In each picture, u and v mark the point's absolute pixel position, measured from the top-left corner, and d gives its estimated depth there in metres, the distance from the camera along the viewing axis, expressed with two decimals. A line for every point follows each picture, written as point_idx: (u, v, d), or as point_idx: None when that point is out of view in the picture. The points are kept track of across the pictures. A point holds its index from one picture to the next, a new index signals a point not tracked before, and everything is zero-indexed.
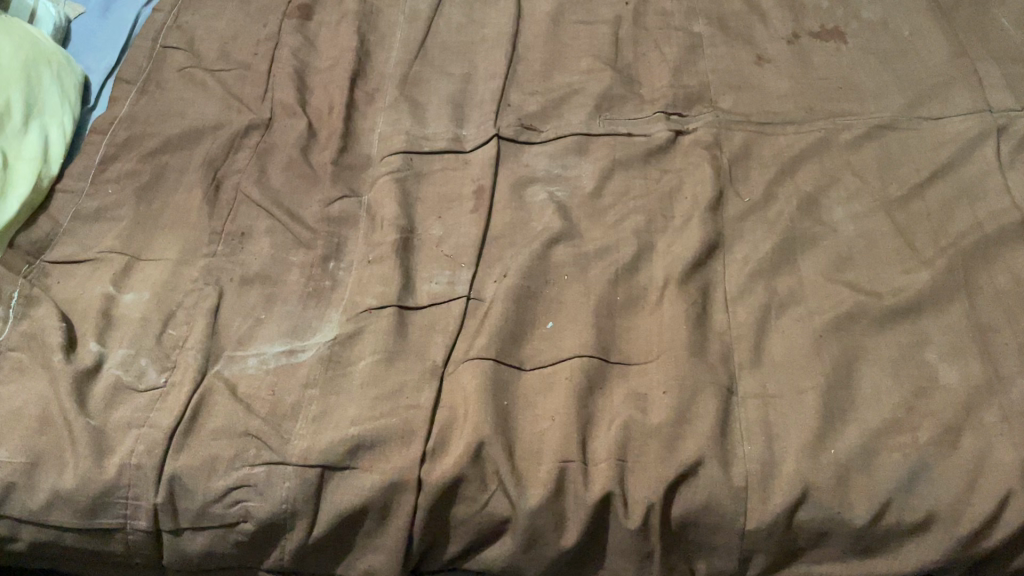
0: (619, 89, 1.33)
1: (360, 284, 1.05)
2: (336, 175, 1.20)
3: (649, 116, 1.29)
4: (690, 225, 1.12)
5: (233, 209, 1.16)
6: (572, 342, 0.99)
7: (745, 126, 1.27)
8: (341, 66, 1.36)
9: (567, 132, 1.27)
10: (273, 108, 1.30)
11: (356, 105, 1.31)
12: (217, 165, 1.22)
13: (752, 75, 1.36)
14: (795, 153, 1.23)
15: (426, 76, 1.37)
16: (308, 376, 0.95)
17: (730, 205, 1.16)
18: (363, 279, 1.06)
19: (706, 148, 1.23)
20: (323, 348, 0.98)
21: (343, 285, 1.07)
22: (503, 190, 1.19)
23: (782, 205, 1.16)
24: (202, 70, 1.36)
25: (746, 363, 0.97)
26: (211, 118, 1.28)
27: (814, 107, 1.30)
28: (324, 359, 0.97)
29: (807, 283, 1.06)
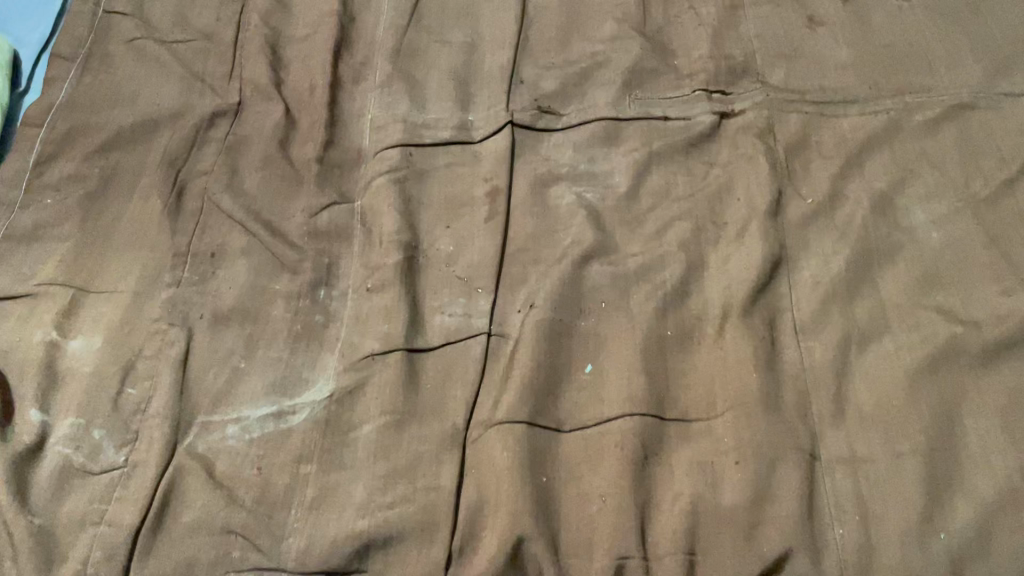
0: (650, 61, 1.13)
1: (358, 322, 0.88)
2: (322, 176, 1.01)
3: (688, 94, 1.10)
4: (747, 238, 0.95)
5: (200, 222, 0.97)
6: (618, 393, 0.82)
7: (801, 107, 1.08)
8: (321, 35, 1.15)
9: (592, 117, 1.08)
10: (242, 90, 1.09)
11: (341, 85, 1.11)
12: (179, 164, 1.02)
13: (803, 41, 1.16)
14: (861, 140, 1.05)
15: (423, 46, 1.16)
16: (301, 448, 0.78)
17: (791, 209, 0.98)
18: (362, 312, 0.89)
19: (757, 136, 1.05)
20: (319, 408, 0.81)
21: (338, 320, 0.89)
22: (522, 192, 1.01)
23: (852, 207, 0.98)
24: (155, 42, 1.14)
25: (827, 417, 0.82)
26: (169, 104, 1.08)
27: (878, 82, 1.11)
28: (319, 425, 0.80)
29: (891, 309, 0.89)
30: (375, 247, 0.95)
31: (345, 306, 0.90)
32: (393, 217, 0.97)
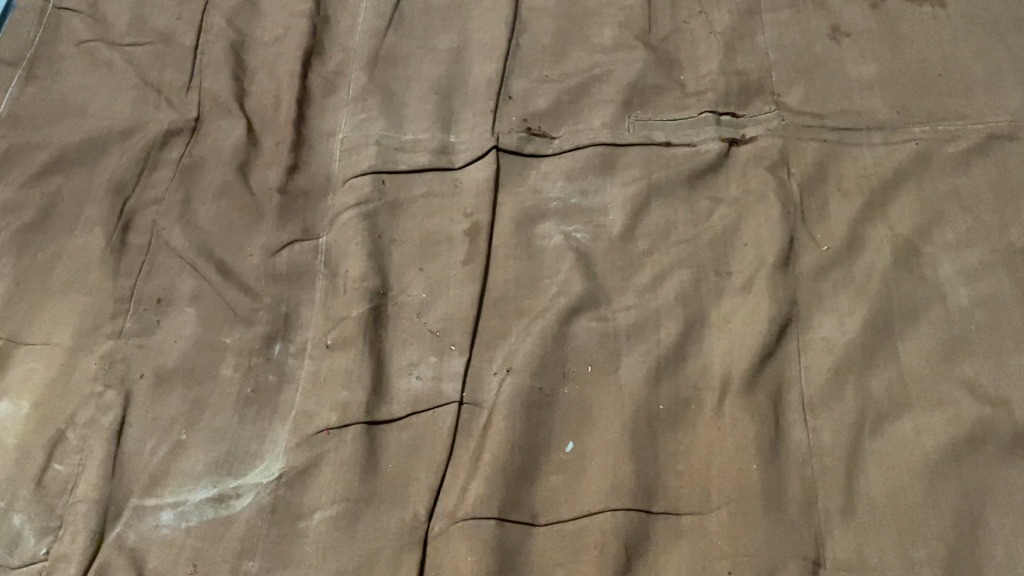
0: (654, 77, 1.02)
1: (316, 386, 0.79)
2: (284, 208, 0.91)
3: (693, 117, 1.00)
4: (754, 292, 0.85)
5: (148, 261, 0.87)
6: (601, 481, 0.74)
7: (820, 134, 0.97)
8: (291, 40, 1.04)
9: (587, 143, 0.97)
10: (201, 102, 0.99)
11: (310, 99, 1.00)
12: (127, 191, 0.92)
13: (825, 56, 1.04)
14: (885, 176, 0.94)
15: (403, 53, 1.05)
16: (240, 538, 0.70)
17: (804, 257, 0.88)
18: (320, 372, 0.80)
19: (769, 169, 0.94)
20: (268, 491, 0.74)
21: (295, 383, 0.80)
22: (505, 230, 0.91)
23: (873, 256, 0.88)
24: (108, 45, 1.03)
25: (835, 512, 0.73)
26: (120, 119, 0.97)
27: (907, 105, 0.99)
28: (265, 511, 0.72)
29: (911, 381, 0.80)
30: (340, 295, 0.85)
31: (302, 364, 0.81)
32: (361, 259, 0.87)
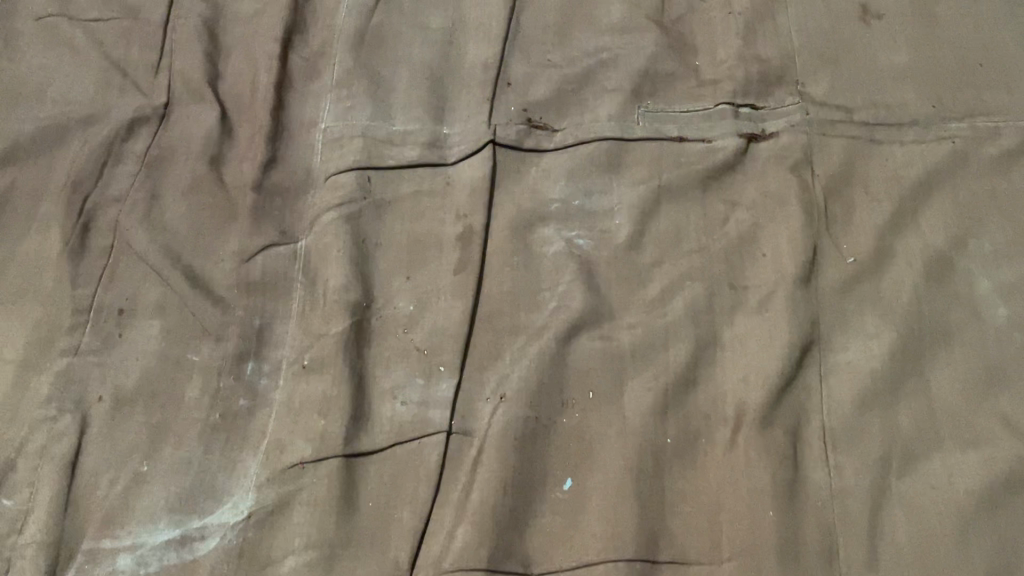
0: (666, 63, 0.94)
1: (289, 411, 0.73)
2: (261, 208, 0.84)
3: (710, 108, 0.91)
4: (772, 312, 0.78)
5: (109, 266, 0.80)
6: (601, 525, 0.68)
7: (847, 129, 0.89)
8: (269, 15, 0.95)
9: (592, 137, 0.89)
10: (171, 85, 0.90)
11: (290, 83, 0.92)
12: (88, 186, 0.83)
13: (855, 40, 0.95)
14: (918, 178, 0.86)
15: (393, 31, 0.95)
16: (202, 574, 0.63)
17: (827, 271, 0.80)
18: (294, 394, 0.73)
19: (790, 170, 0.86)
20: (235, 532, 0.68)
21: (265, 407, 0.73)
22: (501, 234, 0.83)
23: (902, 269, 0.80)
24: (70, 21, 0.93)
25: (857, 565, 0.67)
26: (82, 105, 0.88)
27: (942, 99, 0.91)
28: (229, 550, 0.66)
29: (943, 413, 0.73)
30: (319, 308, 0.78)
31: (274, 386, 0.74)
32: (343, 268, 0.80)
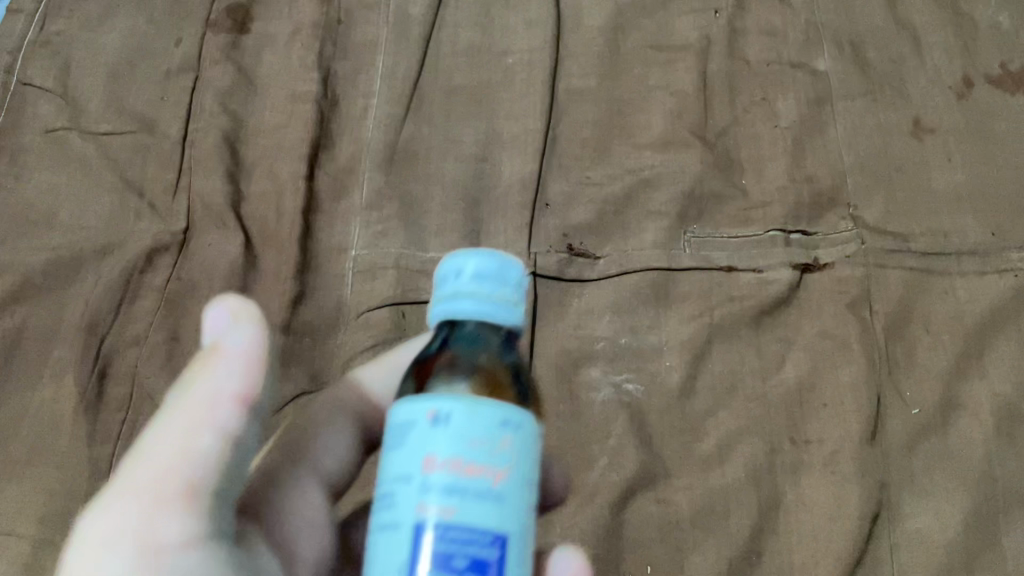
0: (712, 184, 0.89)
1: (455, 419, 0.41)
2: (291, 351, 0.79)
3: (759, 234, 0.87)
4: (838, 475, 0.74)
5: (129, 421, 0.75)
6: None
7: (905, 259, 0.84)
8: (293, 128, 0.89)
9: (637, 267, 0.84)
10: (191, 208, 0.84)
11: (317, 205, 0.87)
12: (103, 328, 0.78)
13: (907, 158, 0.90)
14: (981, 317, 0.81)
15: (423, 146, 0.90)
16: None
17: (890, 427, 0.76)
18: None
19: (848, 307, 0.82)
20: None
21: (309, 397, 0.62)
22: (546, 380, 0.79)
23: (971, 423, 0.76)
24: (81, 134, 0.87)
25: None
26: (97, 232, 0.83)
27: (1002, 223, 0.86)
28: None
29: None
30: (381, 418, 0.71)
31: (321, 448, 0.58)
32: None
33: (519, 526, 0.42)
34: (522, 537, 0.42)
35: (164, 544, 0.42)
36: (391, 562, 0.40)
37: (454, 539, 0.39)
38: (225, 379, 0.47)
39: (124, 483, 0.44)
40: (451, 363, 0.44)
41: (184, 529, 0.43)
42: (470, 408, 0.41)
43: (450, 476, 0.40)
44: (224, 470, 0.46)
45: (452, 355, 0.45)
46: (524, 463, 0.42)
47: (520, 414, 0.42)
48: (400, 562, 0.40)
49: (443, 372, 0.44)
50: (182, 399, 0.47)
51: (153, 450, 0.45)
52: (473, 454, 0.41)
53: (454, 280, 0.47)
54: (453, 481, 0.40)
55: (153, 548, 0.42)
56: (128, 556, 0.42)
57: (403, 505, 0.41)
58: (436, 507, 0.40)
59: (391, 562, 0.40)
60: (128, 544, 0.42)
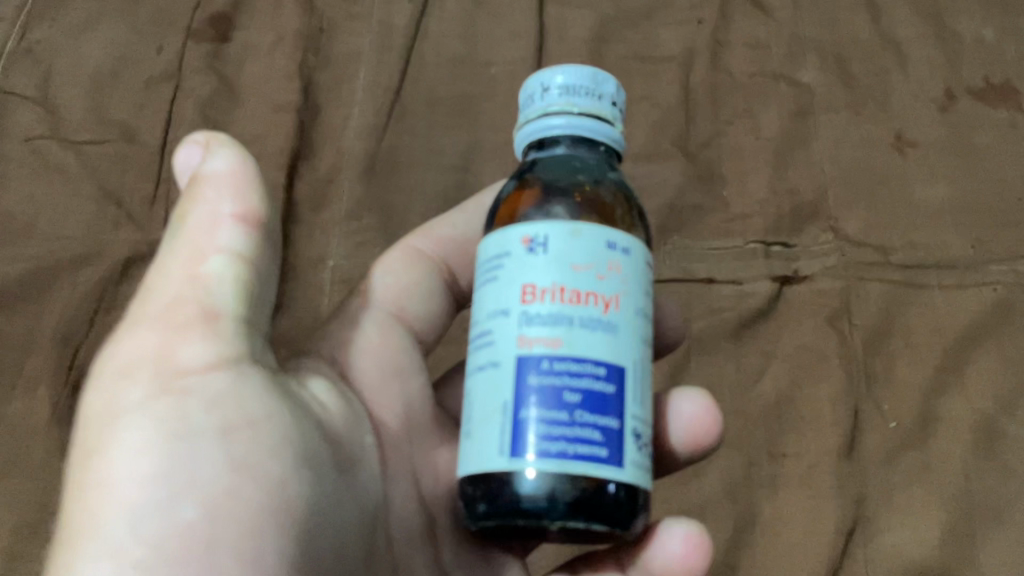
0: (693, 195, 0.89)
1: (559, 248, 0.49)
2: None
3: (740, 246, 0.87)
4: (813, 489, 0.74)
5: None
6: None
7: (884, 273, 0.84)
8: (274, 137, 0.89)
9: None
10: (168, 217, 0.84)
11: (296, 215, 0.87)
12: (79, 338, 0.78)
13: (888, 172, 0.89)
14: (961, 331, 0.80)
15: (404, 156, 0.90)
16: (372, 488, 0.56)
17: (868, 442, 0.76)
18: (415, 404, 0.65)
19: (827, 321, 0.82)
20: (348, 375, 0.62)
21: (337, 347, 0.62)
22: None
23: (949, 438, 0.76)
24: (60, 143, 0.87)
25: None
26: (74, 241, 0.83)
27: (983, 237, 0.85)
28: (380, 516, 0.57)
29: None
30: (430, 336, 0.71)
31: (389, 298, 0.68)
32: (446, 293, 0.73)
33: (634, 356, 0.49)
34: (636, 369, 0.50)
35: (187, 367, 0.49)
36: (500, 393, 0.48)
37: (563, 364, 0.47)
38: (217, 202, 0.53)
39: (145, 316, 0.51)
40: (544, 185, 0.53)
41: (202, 354, 0.49)
42: (572, 234, 0.49)
43: (557, 306, 0.48)
44: (235, 297, 0.52)
45: (542, 184, 0.53)
46: (633, 289, 0.50)
47: (626, 240, 0.51)
48: (509, 398, 0.48)
49: (540, 186, 0.53)
50: (182, 232, 0.53)
51: (167, 283, 0.52)
52: (578, 283, 0.49)
53: (542, 95, 0.55)
54: (560, 312, 0.48)
55: (174, 371, 0.49)
56: (149, 380, 0.48)
57: (507, 337, 0.49)
58: (546, 336, 0.48)
59: (500, 395, 0.48)
60: (156, 373, 0.49)
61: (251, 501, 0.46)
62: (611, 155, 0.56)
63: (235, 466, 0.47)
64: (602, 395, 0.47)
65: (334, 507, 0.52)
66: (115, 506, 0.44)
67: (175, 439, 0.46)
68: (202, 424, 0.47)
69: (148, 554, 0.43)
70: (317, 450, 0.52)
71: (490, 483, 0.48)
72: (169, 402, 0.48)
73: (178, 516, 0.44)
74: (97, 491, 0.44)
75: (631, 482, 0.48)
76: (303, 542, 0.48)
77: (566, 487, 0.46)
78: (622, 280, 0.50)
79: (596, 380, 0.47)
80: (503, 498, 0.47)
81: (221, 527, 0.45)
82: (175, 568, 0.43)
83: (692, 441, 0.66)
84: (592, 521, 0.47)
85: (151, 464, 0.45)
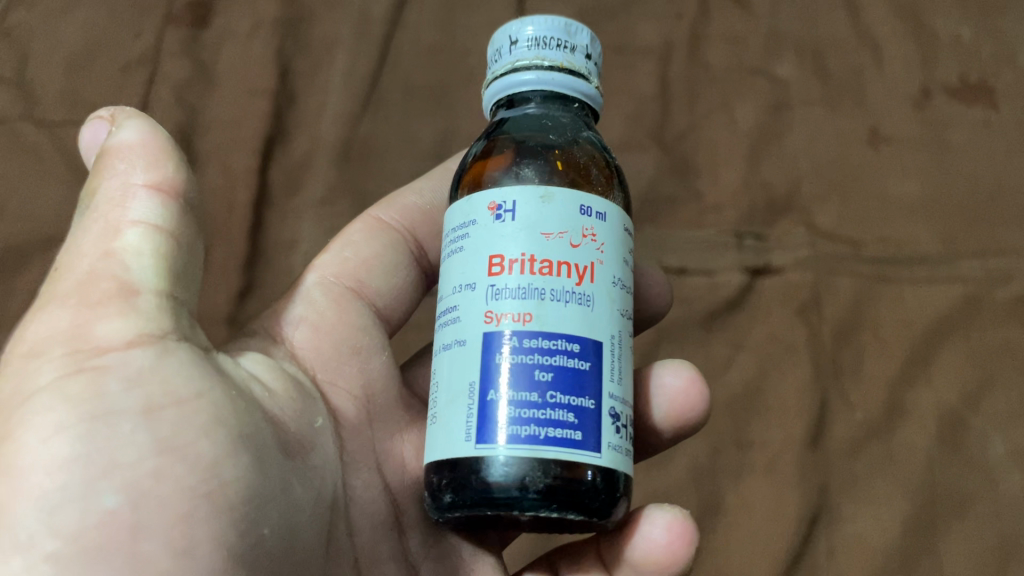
0: (667, 187, 0.89)
1: (527, 218, 0.48)
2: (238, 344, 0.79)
3: (712, 238, 0.87)
4: (779, 478, 0.74)
5: None
6: None
7: (856, 266, 0.84)
8: (249, 123, 0.89)
9: None
10: None
11: (271, 200, 0.87)
12: None
13: (862, 166, 0.90)
14: (930, 325, 0.81)
15: (381, 145, 0.91)
16: (328, 472, 0.52)
17: (835, 432, 0.77)
18: (375, 384, 0.60)
19: (797, 312, 0.82)
20: (298, 355, 0.57)
21: (279, 328, 0.58)
22: None
23: (914, 430, 0.76)
24: (34, 124, 0.87)
25: None
26: (45, 222, 0.82)
27: (954, 234, 0.86)
28: (341, 504, 0.52)
29: None
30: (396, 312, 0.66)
31: (347, 274, 0.63)
32: (419, 265, 0.69)
33: (611, 330, 0.48)
34: (613, 345, 0.48)
35: (104, 344, 0.41)
36: (467, 372, 0.47)
37: (534, 340, 0.46)
38: (128, 170, 0.46)
39: (57, 291, 0.44)
40: (514, 144, 0.51)
41: (124, 328, 0.42)
42: (542, 198, 0.48)
43: (527, 277, 0.47)
44: (157, 269, 0.44)
45: (513, 143, 0.52)
46: (609, 257, 0.49)
47: (602, 205, 0.49)
48: (476, 377, 0.46)
49: (511, 145, 0.52)
50: (89, 210, 0.46)
51: (77, 254, 0.44)
52: (547, 251, 0.47)
53: (511, 49, 0.54)
54: (530, 282, 0.47)
55: (91, 346, 0.41)
56: (62, 356, 0.41)
57: (473, 312, 0.48)
58: (515, 310, 0.46)
59: (467, 376, 0.47)
60: (67, 346, 0.41)
61: (187, 486, 0.39)
62: (586, 111, 0.55)
63: (166, 447, 0.40)
64: (577, 373, 0.46)
65: (283, 495, 0.45)
66: (22, 495, 0.37)
67: (92, 419, 0.39)
68: (125, 404, 0.40)
69: (64, 550, 0.36)
70: (261, 431, 0.45)
71: (458, 470, 0.45)
72: (83, 380, 0.40)
73: (99, 506, 0.37)
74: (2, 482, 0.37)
75: (608, 466, 0.46)
76: (244, 534, 0.41)
77: (538, 474, 0.44)
78: (596, 248, 0.48)
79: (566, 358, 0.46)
80: (471, 486, 0.45)
81: (151, 516, 0.38)
82: (97, 565, 0.36)
83: (676, 417, 0.59)
84: (566, 510, 0.44)
85: (65, 447, 0.38)
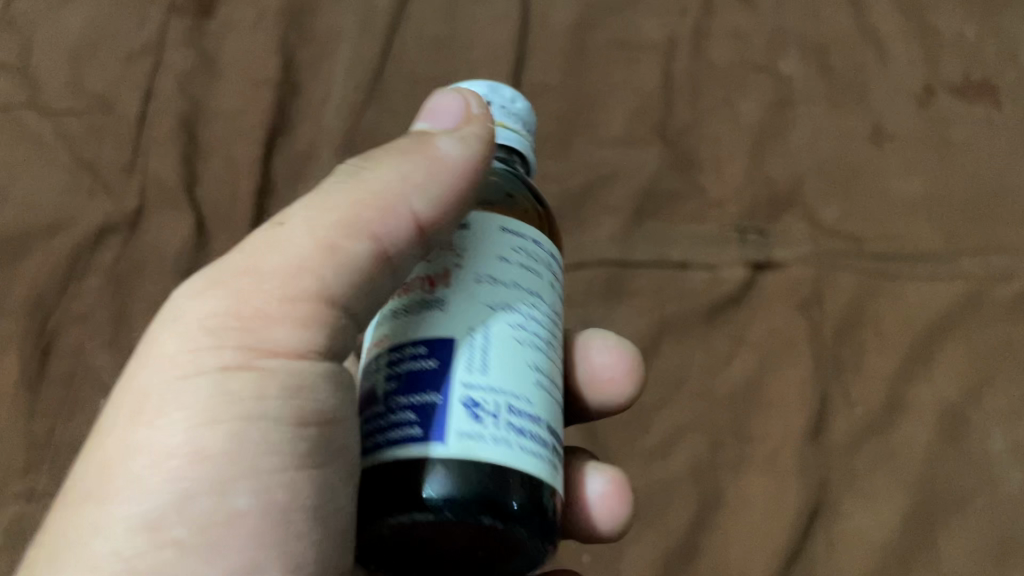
0: (670, 182, 0.90)
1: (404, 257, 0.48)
2: None
3: (714, 232, 0.87)
4: (778, 472, 0.74)
5: (70, 396, 0.74)
6: None
7: (857, 262, 0.84)
8: (252, 114, 0.89)
9: (594, 260, 0.85)
10: (144, 189, 0.84)
11: (273, 189, 0.87)
12: (50, 306, 0.78)
13: (864, 163, 0.90)
14: (930, 321, 0.81)
15: (383, 135, 0.90)
16: None
17: (834, 427, 0.77)
18: None
19: (799, 308, 0.82)
20: None
21: None
22: None
23: (913, 425, 0.76)
24: (37, 112, 0.87)
25: None
26: (47, 209, 0.82)
27: (955, 231, 0.86)
28: None
29: None
30: None
31: None
32: None
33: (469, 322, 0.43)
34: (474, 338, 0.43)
35: (276, 347, 0.44)
36: None
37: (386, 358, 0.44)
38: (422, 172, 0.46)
39: (215, 268, 0.45)
40: None
41: (299, 336, 0.44)
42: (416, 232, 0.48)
43: (395, 305, 0.47)
44: (349, 278, 0.45)
45: None
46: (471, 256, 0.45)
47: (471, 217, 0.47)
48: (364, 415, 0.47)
49: None
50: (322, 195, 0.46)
51: (286, 237, 0.45)
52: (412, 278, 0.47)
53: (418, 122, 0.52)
54: (396, 309, 0.46)
55: (264, 345, 0.44)
56: (233, 348, 0.43)
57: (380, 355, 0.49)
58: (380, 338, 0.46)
59: None
60: (230, 336, 0.43)
61: (302, 513, 0.43)
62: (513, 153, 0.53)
63: (298, 463, 0.43)
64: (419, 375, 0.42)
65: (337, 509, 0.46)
66: (137, 483, 0.41)
67: (242, 421, 0.42)
68: (264, 411, 0.43)
69: (189, 537, 0.41)
70: None
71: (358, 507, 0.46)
72: (243, 379, 0.43)
73: (229, 503, 0.42)
74: (130, 460, 0.41)
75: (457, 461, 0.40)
76: (331, 550, 0.45)
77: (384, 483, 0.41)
78: (504, 256, 0.45)
79: (479, 363, 0.42)
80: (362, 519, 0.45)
81: (263, 526, 0.42)
82: (195, 564, 0.41)
83: (589, 525, 0.63)
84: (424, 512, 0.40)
85: (195, 444, 0.42)
